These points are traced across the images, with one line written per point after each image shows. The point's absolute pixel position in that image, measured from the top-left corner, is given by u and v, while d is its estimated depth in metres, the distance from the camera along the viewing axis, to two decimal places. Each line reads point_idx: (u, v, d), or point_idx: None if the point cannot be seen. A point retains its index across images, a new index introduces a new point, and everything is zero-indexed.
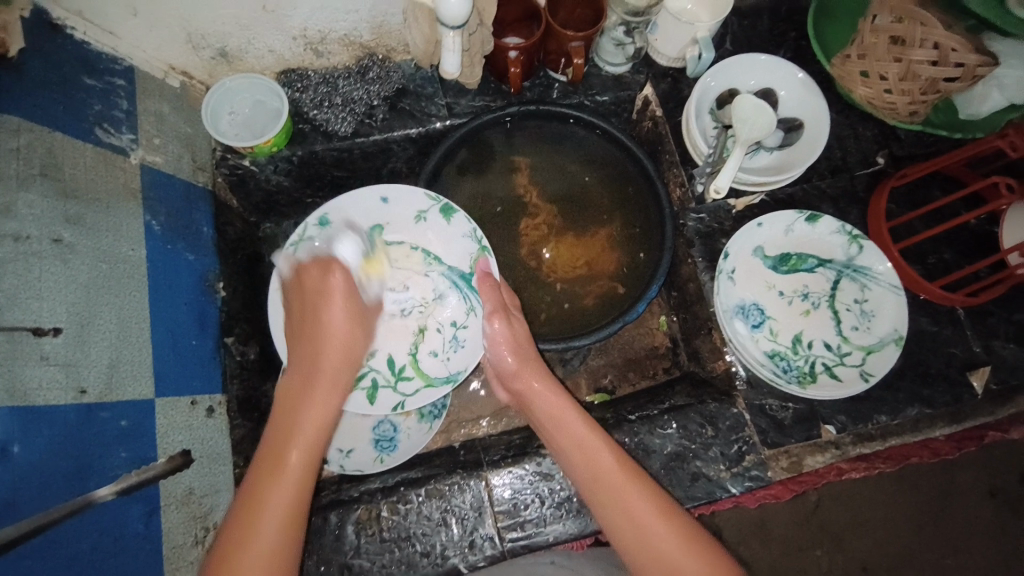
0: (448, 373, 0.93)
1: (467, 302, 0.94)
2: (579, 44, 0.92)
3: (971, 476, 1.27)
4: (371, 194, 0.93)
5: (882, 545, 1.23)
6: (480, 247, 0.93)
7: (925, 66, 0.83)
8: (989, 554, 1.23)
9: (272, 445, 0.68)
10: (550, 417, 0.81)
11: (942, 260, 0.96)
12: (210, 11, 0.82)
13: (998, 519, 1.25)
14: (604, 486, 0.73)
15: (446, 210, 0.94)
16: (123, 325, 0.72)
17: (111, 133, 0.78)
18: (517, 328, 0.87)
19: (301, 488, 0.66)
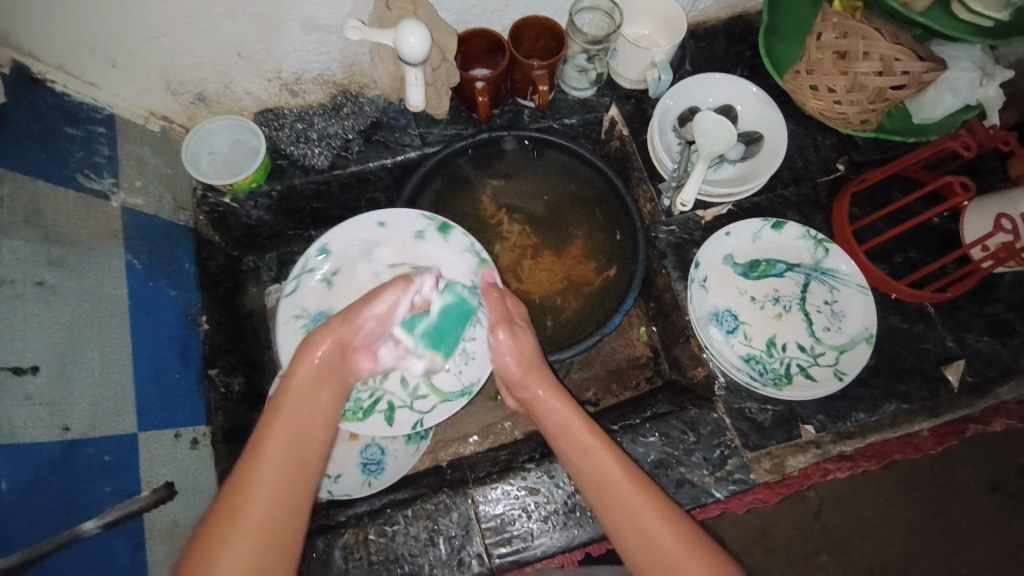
0: (462, 386, 0.90)
1: (473, 314, 0.90)
2: (542, 72, 0.96)
3: (969, 471, 1.27)
4: (367, 219, 0.93)
5: (886, 546, 1.23)
6: (479, 260, 0.93)
7: (871, 77, 0.87)
8: (995, 550, 1.22)
9: (251, 457, 0.68)
10: (556, 422, 0.82)
11: (907, 258, 0.99)
12: (188, 59, 0.87)
13: (1000, 513, 1.24)
14: (608, 491, 0.75)
15: (443, 228, 0.94)
16: (107, 361, 0.74)
17: (94, 178, 0.81)
18: (523, 339, 0.87)
19: (283, 500, 0.67)
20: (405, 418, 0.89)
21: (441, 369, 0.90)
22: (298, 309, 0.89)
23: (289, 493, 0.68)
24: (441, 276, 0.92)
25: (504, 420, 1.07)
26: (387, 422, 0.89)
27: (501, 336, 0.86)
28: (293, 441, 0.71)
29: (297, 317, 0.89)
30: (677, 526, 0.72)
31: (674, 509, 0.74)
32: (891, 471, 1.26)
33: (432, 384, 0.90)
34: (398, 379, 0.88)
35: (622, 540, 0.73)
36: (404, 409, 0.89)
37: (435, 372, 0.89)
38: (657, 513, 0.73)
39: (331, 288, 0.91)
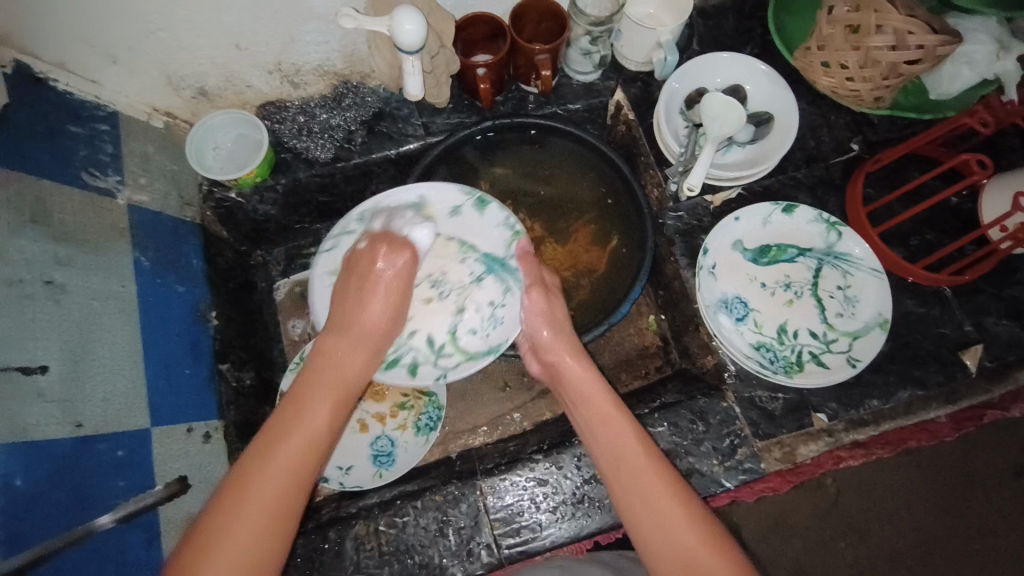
0: (489, 348, 0.85)
1: (503, 281, 0.87)
2: (545, 56, 0.94)
3: (993, 455, 1.24)
4: (408, 189, 0.88)
5: (906, 532, 1.21)
6: (513, 233, 0.88)
7: (883, 52, 0.84)
8: (1020, 535, 1.20)
9: (277, 420, 0.63)
10: (577, 393, 0.79)
11: (925, 240, 0.96)
12: (187, 53, 0.86)
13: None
14: (622, 463, 0.72)
15: (480, 202, 0.89)
16: (116, 358, 0.74)
17: (98, 177, 0.81)
18: (555, 303, 0.84)
19: (298, 481, 0.60)
20: (425, 374, 0.83)
21: (470, 332, 0.85)
22: (329, 268, 0.83)
23: (302, 472, 0.61)
24: (474, 247, 0.87)
25: (512, 410, 1.08)
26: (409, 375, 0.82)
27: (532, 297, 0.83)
28: (325, 416, 0.64)
29: (328, 275, 0.82)
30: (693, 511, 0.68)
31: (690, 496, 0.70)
32: (913, 457, 1.24)
33: (458, 344, 0.85)
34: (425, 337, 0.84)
35: (631, 514, 0.69)
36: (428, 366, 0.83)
37: (462, 333, 0.85)
38: (666, 491, 0.69)
39: None
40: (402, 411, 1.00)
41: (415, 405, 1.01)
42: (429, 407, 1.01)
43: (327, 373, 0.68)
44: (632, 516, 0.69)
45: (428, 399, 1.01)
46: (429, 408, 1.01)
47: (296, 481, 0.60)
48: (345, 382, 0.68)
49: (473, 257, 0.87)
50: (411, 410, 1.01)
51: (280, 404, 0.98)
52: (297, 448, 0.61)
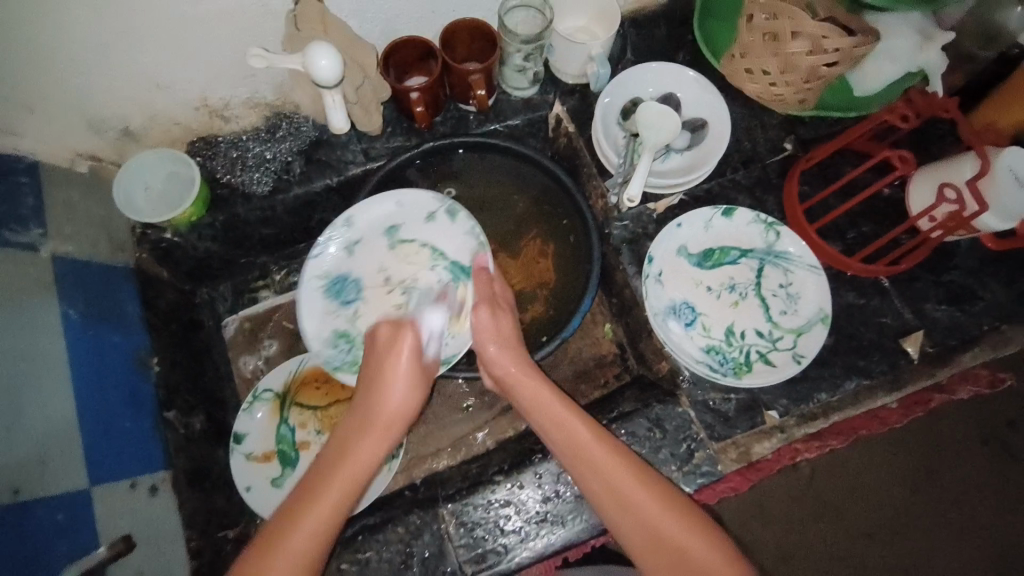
0: (440, 357, 0.86)
1: (465, 290, 0.90)
2: (478, 76, 0.94)
3: (959, 428, 1.28)
4: (388, 197, 0.93)
5: (880, 508, 1.24)
6: (479, 243, 0.91)
7: (801, 57, 0.84)
8: (984, 503, 1.24)
9: (267, 553, 0.64)
10: (529, 401, 0.79)
11: (861, 233, 0.98)
12: (107, 96, 0.84)
13: (992, 467, 1.26)
14: (584, 462, 0.73)
15: (452, 211, 0.93)
16: (49, 419, 0.72)
17: (20, 231, 0.78)
18: (504, 320, 0.83)
19: (315, 552, 0.65)
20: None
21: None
22: (320, 270, 0.91)
23: (306, 565, 0.65)
24: (445, 254, 0.92)
25: (475, 431, 1.07)
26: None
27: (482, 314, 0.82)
28: (330, 506, 0.67)
29: (318, 277, 0.90)
30: (658, 492, 0.71)
31: (652, 479, 0.73)
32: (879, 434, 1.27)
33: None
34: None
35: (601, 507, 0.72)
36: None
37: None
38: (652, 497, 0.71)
39: (353, 254, 0.92)
40: None
41: None
42: None
43: (333, 474, 0.68)
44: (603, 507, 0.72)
45: None
46: None
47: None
48: (352, 485, 0.68)
49: (442, 265, 0.91)
50: None
51: (235, 446, 0.96)
52: (298, 555, 0.64)
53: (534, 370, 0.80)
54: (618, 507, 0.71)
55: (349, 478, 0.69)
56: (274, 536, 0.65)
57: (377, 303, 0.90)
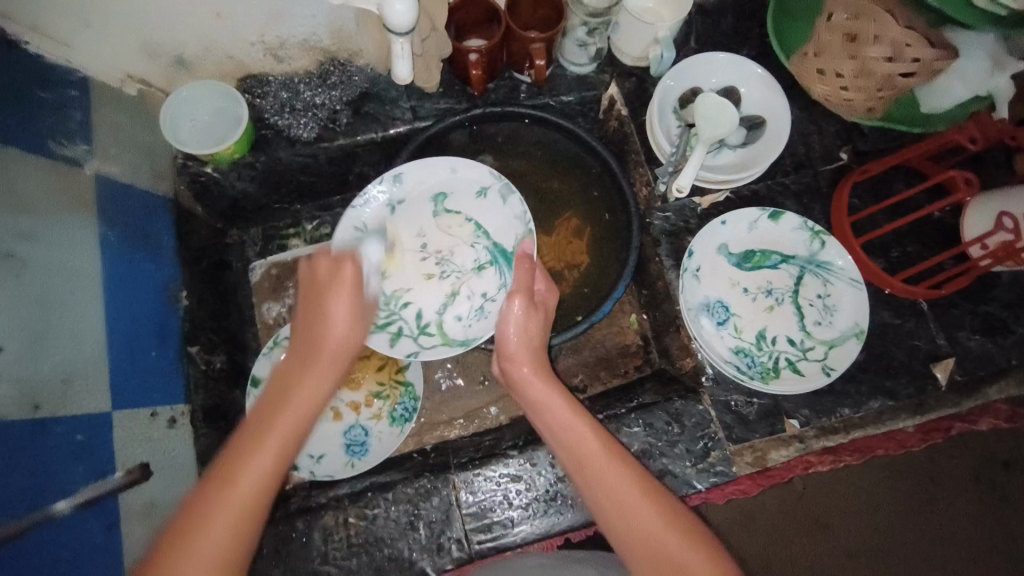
0: (466, 338, 0.91)
1: (501, 276, 0.93)
2: (539, 45, 0.91)
3: (957, 461, 1.28)
4: (441, 163, 0.92)
5: (869, 529, 1.25)
6: (525, 229, 0.92)
7: (880, 62, 0.83)
8: (975, 539, 1.25)
9: (228, 459, 0.61)
10: (538, 408, 0.78)
11: (904, 253, 0.97)
12: (165, 20, 0.82)
13: (987, 504, 1.26)
14: (590, 473, 0.71)
15: (505, 190, 0.93)
16: (79, 338, 0.72)
17: (66, 145, 0.77)
18: (535, 320, 0.83)
19: (262, 497, 0.60)
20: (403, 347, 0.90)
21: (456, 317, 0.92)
22: (357, 223, 0.90)
23: (253, 509, 0.59)
24: (488, 234, 0.94)
25: (489, 404, 1.07)
26: (388, 343, 0.89)
27: (516, 310, 0.82)
28: (280, 438, 0.63)
29: (354, 229, 0.89)
30: (661, 506, 0.68)
31: (660, 493, 0.70)
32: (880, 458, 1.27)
33: (442, 327, 0.92)
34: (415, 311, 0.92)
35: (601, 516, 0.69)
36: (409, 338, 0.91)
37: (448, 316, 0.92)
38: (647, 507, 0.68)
39: (393, 214, 0.92)
40: (377, 401, 0.99)
41: (390, 395, 0.99)
42: (405, 397, 0.99)
43: (283, 400, 0.66)
44: (603, 516, 0.69)
45: (404, 389, 1.00)
46: (404, 398, 0.99)
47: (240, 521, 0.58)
48: (298, 412, 0.66)
49: (483, 245, 0.94)
50: (387, 400, 0.99)
51: (252, 388, 0.95)
52: (248, 492, 0.59)
53: (546, 374, 0.80)
54: (618, 515, 0.68)
55: (296, 417, 0.65)
56: (241, 440, 0.62)
57: (411, 268, 0.93)
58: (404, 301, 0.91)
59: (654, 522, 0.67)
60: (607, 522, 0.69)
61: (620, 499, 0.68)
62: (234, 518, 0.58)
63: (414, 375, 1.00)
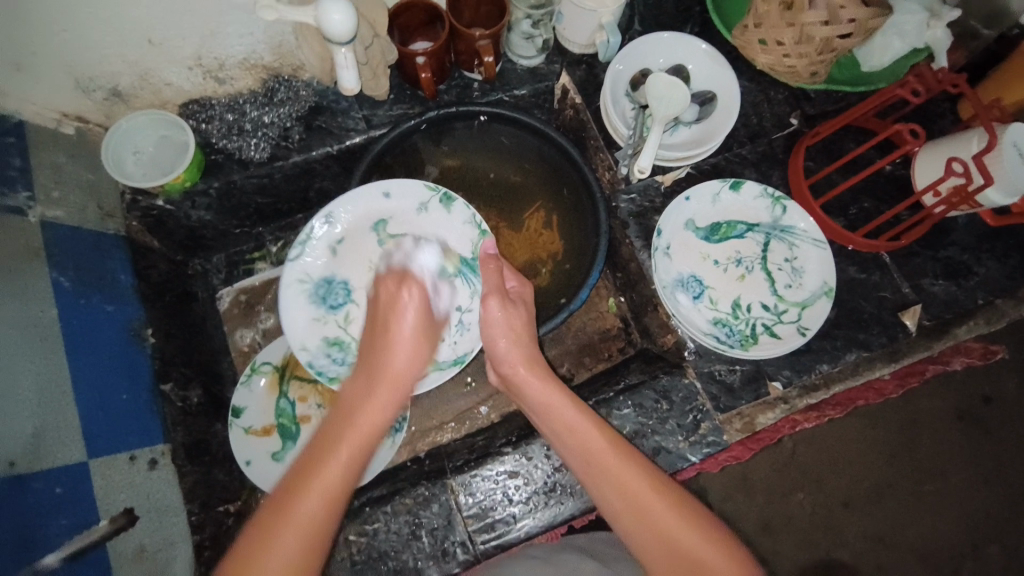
0: (455, 357, 0.89)
1: (469, 285, 0.90)
2: (486, 42, 0.91)
3: (938, 403, 1.32)
4: (372, 188, 0.90)
5: (862, 479, 1.28)
6: (480, 232, 0.92)
7: (818, 27, 0.85)
8: (963, 476, 1.30)
9: (314, 449, 0.64)
10: (543, 409, 0.77)
11: (862, 208, 0.99)
12: (95, 52, 0.79)
13: (970, 440, 1.31)
14: (603, 473, 0.71)
15: (446, 199, 0.93)
16: (45, 390, 0.69)
17: (6, 194, 0.74)
18: (516, 316, 0.83)
19: (315, 540, 0.59)
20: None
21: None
22: (302, 275, 0.89)
23: (313, 539, 0.59)
24: (443, 246, 0.92)
25: (479, 405, 1.07)
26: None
27: (496, 312, 0.82)
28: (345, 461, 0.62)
29: (302, 283, 0.89)
30: (680, 507, 0.68)
31: (669, 485, 0.70)
32: (864, 410, 1.31)
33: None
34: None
35: (617, 518, 0.69)
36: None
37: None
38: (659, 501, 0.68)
39: (338, 255, 0.90)
40: None
41: None
42: None
43: (345, 422, 0.66)
44: (619, 517, 0.68)
45: None
46: None
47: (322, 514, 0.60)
48: (366, 434, 0.65)
49: None
50: None
51: (234, 420, 0.94)
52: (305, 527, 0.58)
53: (546, 374, 0.80)
54: (635, 516, 0.67)
55: (364, 436, 0.65)
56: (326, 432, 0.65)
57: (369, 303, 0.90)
58: None
59: (673, 523, 0.66)
60: (625, 525, 0.68)
61: (637, 501, 0.68)
62: (299, 554, 0.57)
63: None
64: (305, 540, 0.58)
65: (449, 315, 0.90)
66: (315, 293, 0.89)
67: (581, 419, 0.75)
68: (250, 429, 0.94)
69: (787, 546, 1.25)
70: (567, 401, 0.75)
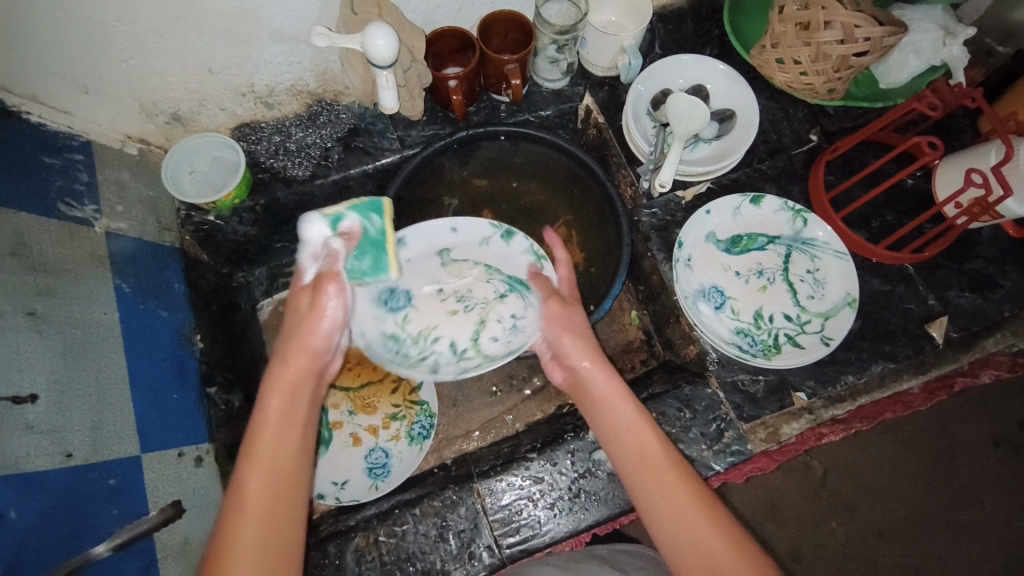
0: (512, 354, 0.83)
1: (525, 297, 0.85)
2: (513, 66, 0.96)
3: (972, 425, 1.30)
4: (442, 224, 0.95)
5: (897, 505, 1.25)
6: (538, 259, 0.94)
7: (833, 45, 0.88)
8: (1004, 502, 1.25)
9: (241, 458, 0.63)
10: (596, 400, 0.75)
11: (885, 222, 1.00)
12: (160, 79, 0.87)
13: (1008, 465, 1.27)
14: (653, 478, 0.68)
15: (508, 234, 0.96)
16: (103, 386, 0.75)
17: (75, 206, 0.81)
18: (575, 313, 0.82)
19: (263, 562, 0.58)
20: (443, 377, 0.85)
21: (494, 339, 0.84)
22: None
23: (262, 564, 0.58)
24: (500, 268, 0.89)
25: (504, 414, 1.10)
26: (426, 375, 0.85)
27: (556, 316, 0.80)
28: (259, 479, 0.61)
29: None
30: (723, 526, 0.65)
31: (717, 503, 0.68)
32: (895, 430, 1.29)
33: (480, 348, 0.85)
34: (449, 342, 0.84)
35: (657, 524, 0.66)
36: (448, 368, 0.85)
37: (484, 338, 0.84)
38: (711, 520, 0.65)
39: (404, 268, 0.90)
40: (394, 422, 1.02)
41: (405, 416, 1.02)
42: (421, 415, 1.02)
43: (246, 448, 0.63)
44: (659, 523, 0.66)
45: (420, 408, 1.03)
46: (420, 417, 1.02)
47: (270, 517, 0.60)
48: (270, 451, 0.63)
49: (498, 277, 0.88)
50: (404, 420, 1.02)
51: None
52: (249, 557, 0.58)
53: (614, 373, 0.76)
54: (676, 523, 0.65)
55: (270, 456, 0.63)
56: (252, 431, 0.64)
57: (427, 308, 0.85)
58: (433, 337, 0.84)
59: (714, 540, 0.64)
60: (666, 532, 0.66)
61: (679, 510, 0.66)
62: None
63: (426, 394, 1.04)
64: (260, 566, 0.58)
65: (504, 319, 0.84)
66: None
67: (633, 417, 0.72)
68: None
69: (820, 573, 1.22)
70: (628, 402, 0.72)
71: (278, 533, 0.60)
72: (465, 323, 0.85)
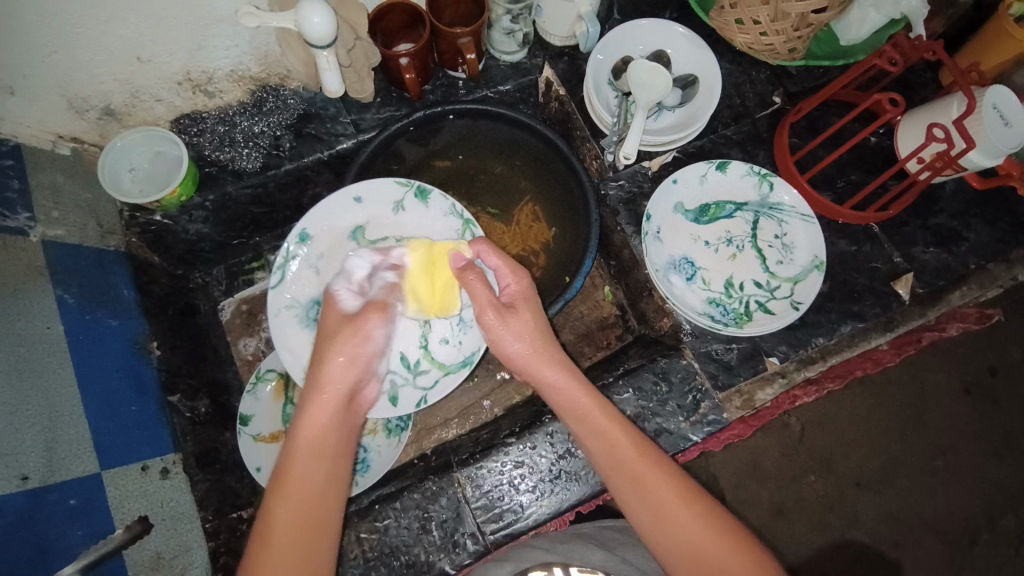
0: (462, 356, 0.88)
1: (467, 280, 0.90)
2: (467, 39, 0.92)
3: (944, 375, 1.33)
4: (342, 196, 0.90)
5: (871, 456, 1.29)
6: (464, 222, 0.92)
7: (791, 2, 0.86)
8: (973, 446, 1.30)
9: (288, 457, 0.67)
10: (565, 407, 0.75)
11: (849, 181, 1.00)
12: (86, 73, 0.80)
13: (977, 411, 1.32)
14: (620, 469, 0.70)
15: (421, 193, 0.92)
16: (55, 403, 0.71)
17: (6, 215, 0.76)
18: (520, 322, 0.78)
19: (306, 541, 0.62)
20: (409, 398, 0.86)
21: (442, 342, 0.88)
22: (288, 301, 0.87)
23: (304, 545, 0.62)
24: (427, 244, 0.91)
25: (482, 399, 1.09)
26: (390, 404, 0.86)
27: (502, 329, 0.77)
28: (310, 467, 0.66)
29: (291, 308, 0.86)
30: (695, 505, 0.68)
31: (697, 492, 0.69)
32: (869, 386, 1.32)
33: (433, 358, 0.88)
34: (398, 356, 0.86)
35: (628, 508, 0.69)
36: (406, 387, 0.86)
37: (434, 344, 0.87)
38: (692, 515, 0.67)
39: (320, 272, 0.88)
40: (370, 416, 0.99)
41: None
42: None
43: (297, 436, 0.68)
44: (634, 511, 0.69)
45: None
46: None
47: (312, 518, 0.64)
48: (325, 443, 0.69)
49: None
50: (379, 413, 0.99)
51: (242, 428, 0.96)
52: (293, 536, 0.62)
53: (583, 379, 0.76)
54: (649, 510, 0.68)
55: (320, 447, 0.68)
56: (288, 449, 0.68)
57: None
58: None
59: (689, 522, 0.66)
60: (641, 519, 0.68)
61: (651, 494, 0.68)
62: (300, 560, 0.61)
63: None
64: (300, 547, 0.61)
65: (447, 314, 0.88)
66: (306, 315, 0.87)
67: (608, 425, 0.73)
68: (258, 435, 0.97)
69: (802, 527, 1.26)
70: (593, 402, 0.73)
71: (322, 518, 0.64)
72: (409, 327, 0.86)
